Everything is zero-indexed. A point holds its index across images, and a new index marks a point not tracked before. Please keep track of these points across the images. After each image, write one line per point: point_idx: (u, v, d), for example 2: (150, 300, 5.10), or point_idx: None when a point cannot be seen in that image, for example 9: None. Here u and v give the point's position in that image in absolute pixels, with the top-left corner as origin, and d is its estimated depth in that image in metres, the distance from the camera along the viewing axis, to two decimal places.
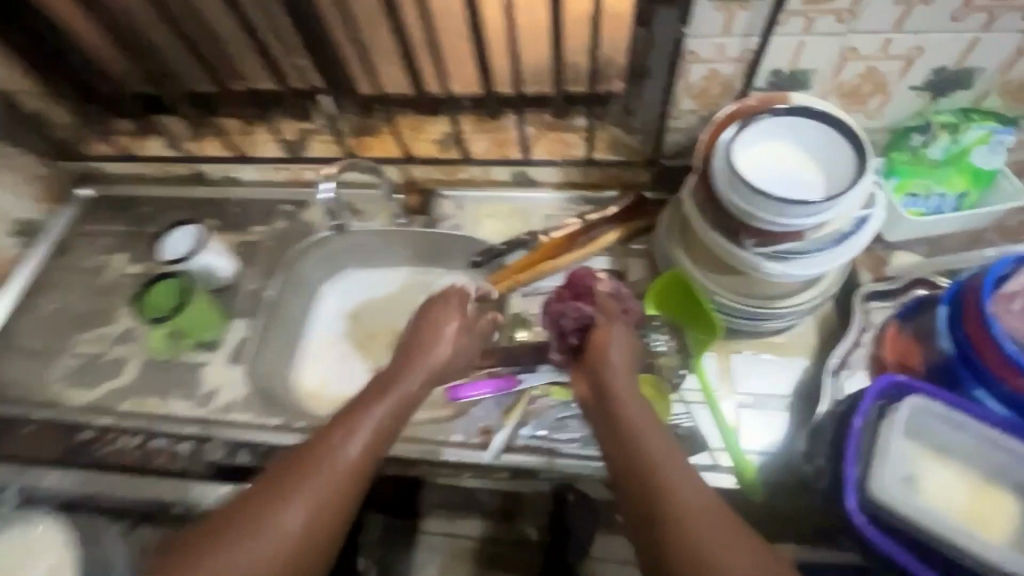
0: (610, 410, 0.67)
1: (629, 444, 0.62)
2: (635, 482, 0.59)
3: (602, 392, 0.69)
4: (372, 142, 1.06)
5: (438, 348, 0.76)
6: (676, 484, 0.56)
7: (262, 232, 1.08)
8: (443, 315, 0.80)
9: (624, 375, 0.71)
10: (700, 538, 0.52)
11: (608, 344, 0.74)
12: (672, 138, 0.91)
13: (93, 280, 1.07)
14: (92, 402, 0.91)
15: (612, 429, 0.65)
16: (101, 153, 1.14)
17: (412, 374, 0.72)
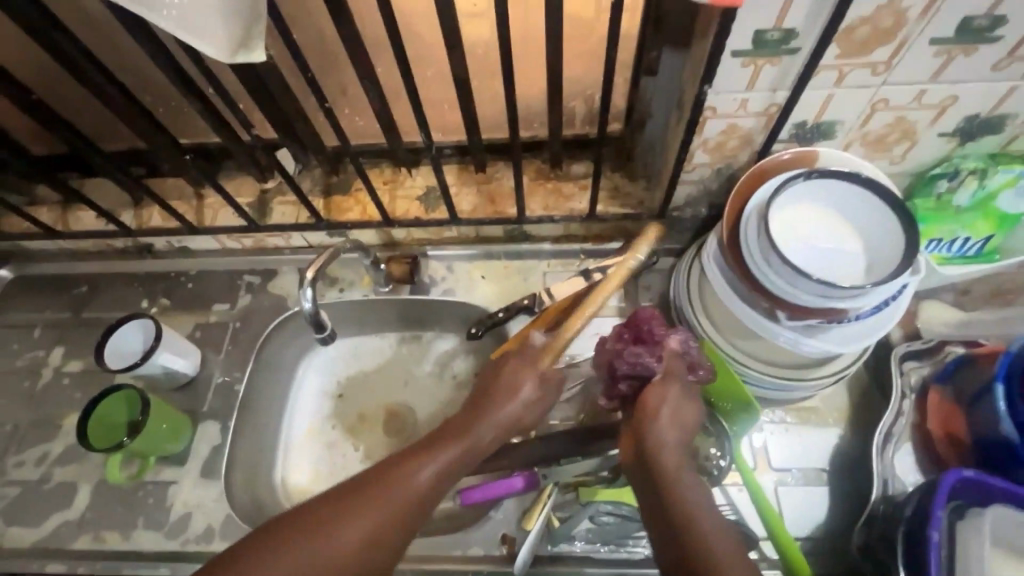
0: (658, 485, 0.58)
1: (681, 508, 0.56)
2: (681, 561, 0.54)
3: (647, 459, 0.60)
4: (344, 200, 0.94)
5: (506, 399, 0.65)
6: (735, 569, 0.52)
7: (224, 311, 0.94)
8: (519, 367, 0.68)
9: (674, 450, 0.61)
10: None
11: (660, 437, 0.61)
12: (685, 190, 0.82)
13: (25, 384, 0.91)
14: (41, 541, 0.78)
15: (664, 490, 0.58)
16: (21, 228, 0.98)
17: (479, 428, 0.63)
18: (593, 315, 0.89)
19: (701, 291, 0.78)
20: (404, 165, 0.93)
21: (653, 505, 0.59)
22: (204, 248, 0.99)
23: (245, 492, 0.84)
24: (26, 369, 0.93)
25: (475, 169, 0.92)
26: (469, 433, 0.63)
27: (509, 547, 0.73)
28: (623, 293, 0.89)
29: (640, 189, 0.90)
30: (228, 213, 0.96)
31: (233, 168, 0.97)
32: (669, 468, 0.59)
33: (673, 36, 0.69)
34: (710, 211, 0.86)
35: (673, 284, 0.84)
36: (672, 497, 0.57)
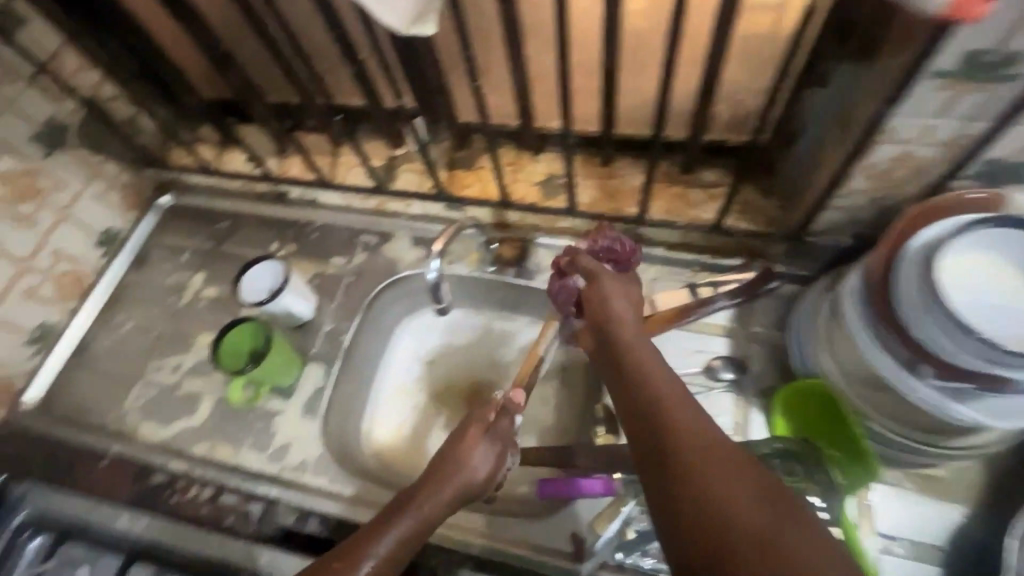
0: (648, 408, 0.52)
1: (675, 428, 0.49)
2: (676, 488, 0.45)
3: (634, 380, 0.55)
4: (465, 176, 0.97)
5: (458, 470, 0.66)
6: (745, 502, 0.42)
7: (341, 265, 1.00)
8: (468, 428, 0.70)
9: (659, 374, 0.55)
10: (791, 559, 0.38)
11: (621, 319, 0.63)
12: (828, 216, 0.76)
13: (170, 300, 1.03)
14: (167, 440, 0.89)
15: (651, 411, 0.51)
16: (185, 163, 1.10)
17: (432, 500, 0.63)
18: (698, 331, 0.85)
19: (829, 327, 0.72)
20: (529, 149, 0.94)
21: (638, 430, 0.51)
22: (332, 202, 1.06)
23: (338, 435, 0.90)
24: (172, 287, 1.05)
25: (600, 163, 0.91)
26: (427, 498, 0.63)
27: (577, 545, 0.73)
28: (733, 313, 0.85)
29: (774, 207, 0.84)
30: (358, 173, 1.02)
31: (368, 132, 1.02)
32: (659, 390, 0.53)
33: (855, 46, 0.63)
34: (853, 242, 0.78)
35: (796, 314, 0.79)
36: (665, 420, 0.50)
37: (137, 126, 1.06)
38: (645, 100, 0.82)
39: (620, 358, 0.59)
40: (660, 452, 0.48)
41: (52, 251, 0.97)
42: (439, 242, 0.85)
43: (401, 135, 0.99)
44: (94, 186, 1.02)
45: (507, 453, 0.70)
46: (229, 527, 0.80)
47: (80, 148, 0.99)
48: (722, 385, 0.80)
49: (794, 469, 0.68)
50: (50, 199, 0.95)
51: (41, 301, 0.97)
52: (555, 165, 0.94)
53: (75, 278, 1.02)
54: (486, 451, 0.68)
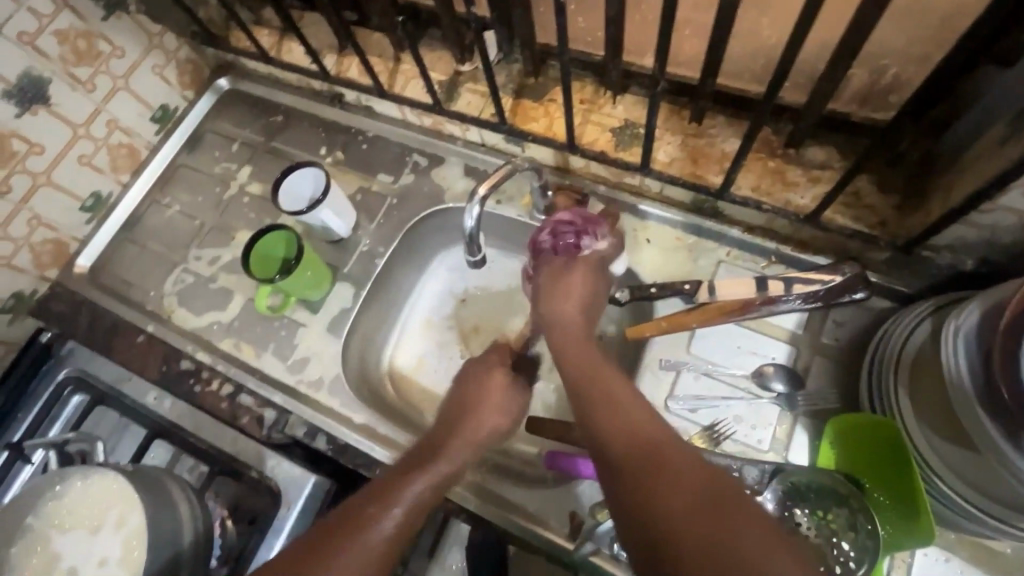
0: (607, 400, 0.58)
1: (629, 416, 0.55)
2: (629, 458, 0.51)
3: (587, 381, 0.61)
4: (532, 107, 0.86)
5: (484, 418, 0.70)
6: (686, 462, 0.48)
7: (387, 183, 0.95)
8: (491, 377, 0.74)
9: (613, 377, 0.61)
10: (727, 505, 0.44)
11: (567, 323, 0.71)
12: (958, 231, 0.62)
13: (216, 190, 1.02)
14: (198, 329, 0.90)
15: (609, 404, 0.57)
16: (244, 45, 1.04)
17: (462, 442, 0.67)
18: (757, 330, 0.75)
19: (918, 366, 0.61)
20: (610, 88, 0.81)
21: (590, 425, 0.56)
22: (387, 114, 0.98)
23: (357, 358, 0.89)
24: (219, 177, 1.03)
25: (688, 117, 0.78)
26: (470, 434, 0.68)
27: (574, 526, 0.71)
28: (803, 319, 0.74)
29: (888, 205, 0.70)
30: (417, 86, 0.92)
31: (435, 40, 0.91)
32: (617, 389, 0.59)
33: None
34: (978, 267, 0.64)
35: (880, 337, 0.68)
36: (622, 411, 0.56)
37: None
38: (761, 49, 0.67)
39: (577, 361, 0.65)
40: (616, 429, 0.54)
41: (107, 120, 0.96)
42: (485, 184, 0.74)
43: (470, 48, 0.88)
44: (152, 58, 0.99)
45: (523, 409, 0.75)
46: (243, 426, 0.82)
47: (139, 14, 0.94)
48: (770, 396, 0.72)
49: (826, 510, 0.63)
50: (107, 66, 0.93)
51: (95, 170, 0.97)
52: (636, 111, 0.81)
53: (130, 151, 1.01)
54: (513, 399, 0.73)
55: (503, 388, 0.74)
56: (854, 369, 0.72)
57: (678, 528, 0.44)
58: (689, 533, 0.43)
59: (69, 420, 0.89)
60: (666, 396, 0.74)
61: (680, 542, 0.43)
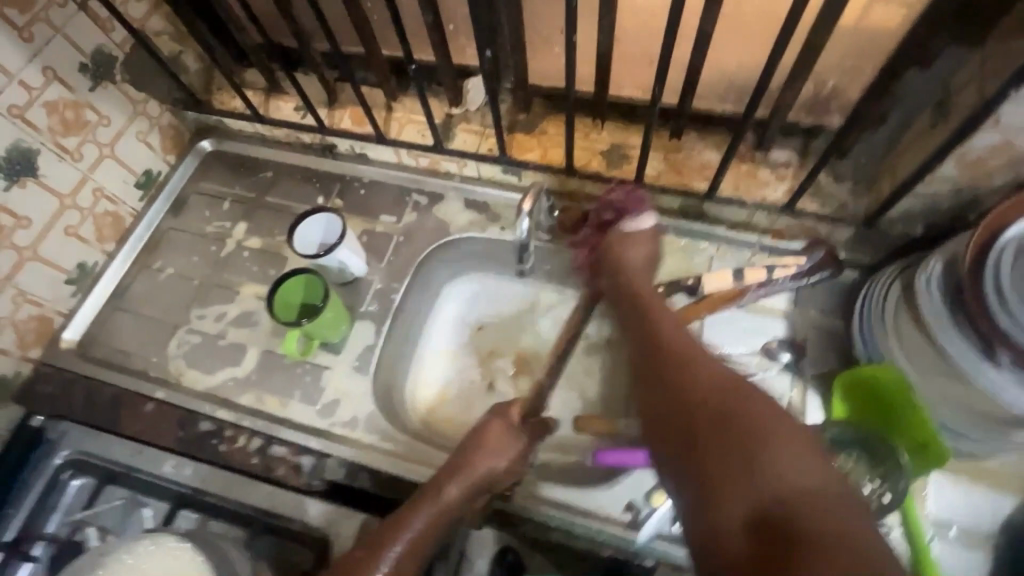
0: (668, 359, 0.68)
1: (683, 374, 0.65)
2: (670, 380, 0.66)
3: (657, 347, 0.71)
4: (525, 139, 0.94)
5: (482, 460, 0.72)
6: (735, 405, 0.59)
7: (390, 223, 0.99)
8: (496, 425, 0.76)
9: (682, 338, 0.71)
10: (764, 437, 0.55)
11: (632, 272, 0.84)
12: (907, 203, 0.75)
13: (211, 248, 1.01)
14: (212, 388, 0.87)
15: (672, 362, 0.67)
16: (228, 106, 1.06)
17: (451, 483, 0.70)
18: (756, 312, 0.85)
19: (900, 316, 0.72)
20: (594, 116, 0.92)
21: (654, 375, 0.68)
22: (381, 159, 1.03)
23: (384, 394, 0.89)
24: (214, 236, 1.02)
25: (668, 135, 0.89)
26: (466, 470, 0.71)
27: (632, 515, 0.74)
28: (793, 296, 0.85)
29: (845, 191, 0.83)
30: (413, 130, 0.98)
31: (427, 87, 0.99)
32: (682, 348, 0.69)
33: (967, 28, 0.61)
34: (924, 233, 0.78)
35: (861, 301, 0.79)
36: (685, 366, 0.66)
37: (181, 63, 1.02)
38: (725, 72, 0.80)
39: (647, 332, 0.74)
40: (674, 387, 0.64)
41: (93, 189, 0.94)
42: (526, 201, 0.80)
43: (461, 92, 0.96)
44: (136, 125, 0.99)
45: (529, 451, 0.77)
46: (279, 478, 0.79)
47: (124, 82, 0.95)
48: (779, 366, 0.81)
49: (857, 454, 0.70)
50: (94, 134, 0.92)
51: (80, 241, 0.94)
52: (620, 134, 0.92)
53: (114, 219, 0.99)
54: (514, 442, 0.75)
55: (507, 430, 0.76)
56: (843, 333, 0.82)
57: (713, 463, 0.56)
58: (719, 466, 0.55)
59: (73, 508, 0.82)
60: None
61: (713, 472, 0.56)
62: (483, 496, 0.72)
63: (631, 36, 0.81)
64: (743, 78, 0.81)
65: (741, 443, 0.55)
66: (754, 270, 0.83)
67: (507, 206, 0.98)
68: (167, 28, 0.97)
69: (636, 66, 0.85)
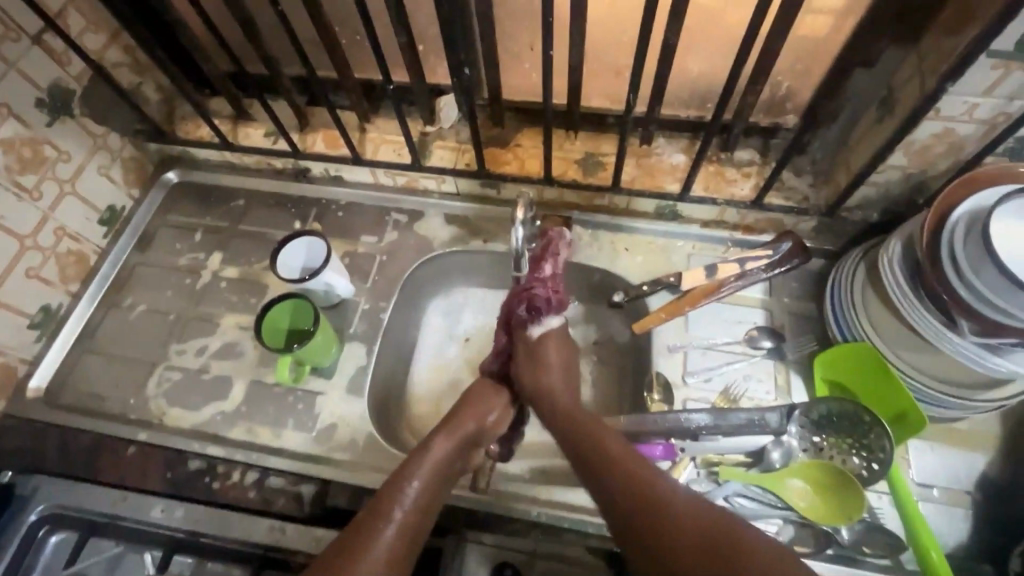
0: (617, 478, 0.63)
1: (640, 493, 0.61)
2: (630, 506, 0.61)
3: (599, 463, 0.66)
4: (501, 153, 0.96)
5: (468, 415, 0.75)
6: (704, 529, 0.56)
7: (372, 243, 0.99)
8: (479, 388, 0.80)
9: (621, 448, 0.67)
10: (738, 558, 0.53)
11: (557, 396, 0.76)
12: (864, 191, 0.81)
13: (185, 281, 0.98)
14: (199, 425, 0.84)
15: (623, 479, 0.63)
16: (194, 136, 1.04)
17: (446, 437, 0.72)
18: (735, 303, 0.89)
19: (868, 294, 0.77)
20: (567, 128, 0.95)
21: (609, 502, 0.63)
22: (358, 180, 1.03)
23: (380, 416, 0.88)
24: (187, 268, 0.99)
25: (639, 141, 0.93)
26: (461, 421, 0.74)
27: None
28: (767, 286, 0.90)
29: (806, 184, 0.88)
30: (389, 149, 0.99)
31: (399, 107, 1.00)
32: (626, 459, 0.65)
33: (903, 31, 0.68)
34: (880, 218, 0.84)
35: (831, 285, 0.84)
36: (638, 484, 0.62)
37: (142, 95, 0.99)
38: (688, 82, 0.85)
39: (589, 437, 0.69)
40: (630, 503, 0.61)
41: (54, 227, 0.90)
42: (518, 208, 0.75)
43: (435, 110, 0.98)
44: (97, 159, 0.96)
45: (509, 409, 0.81)
46: (279, 511, 0.77)
47: (83, 116, 0.92)
48: (761, 353, 0.85)
49: (842, 433, 0.75)
50: (54, 171, 0.88)
51: (43, 283, 0.90)
52: (593, 143, 0.95)
53: (78, 257, 0.95)
54: (495, 397, 0.80)
55: (488, 393, 0.80)
56: (817, 317, 0.87)
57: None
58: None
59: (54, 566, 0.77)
60: (681, 375, 0.84)
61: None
62: (474, 452, 0.75)
63: (598, 50, 0.85)
64: (705, 84, 0.86)
65: (723, 571, 0.52)
66: (726, 265, 0.87)
67: (488, 219, 0.99)
68: (127, 60, 0.95)
69: (604, 78, 0.89)
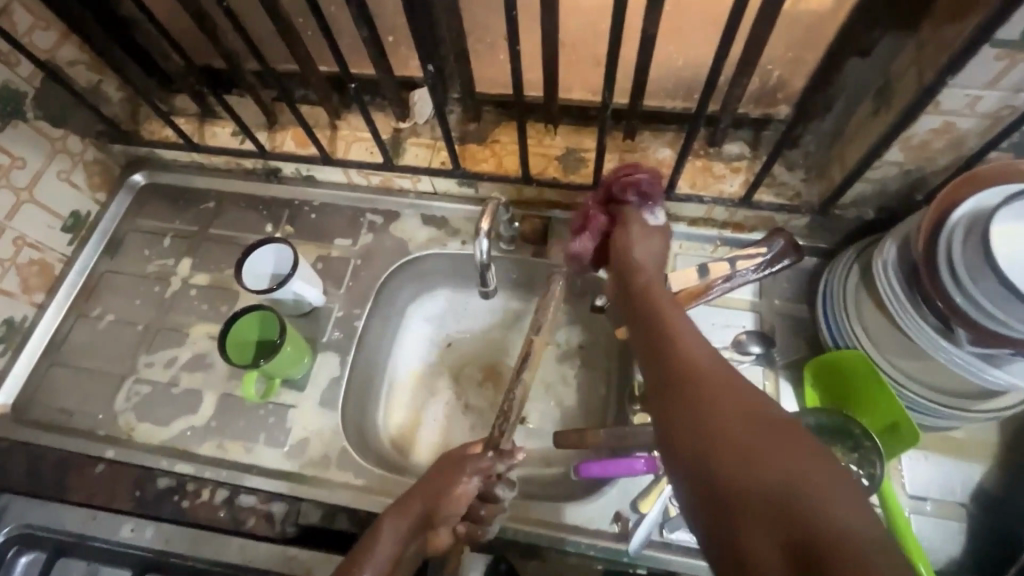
0: (689, 378, 0.55)
1: (715, 395, 0.52)
2: (682, 382, 0.55)
3: (676, 362, 0.58)
4: (478, 149, 0.91)
5: (422, 499, 0.68)
6: (779, 431, 0.47)
7: (346, 247, 0.95)
8: (441, 463, 0.72)
9: (707, 354, 0.58)
10: (808, 465, 0.43)
11: (649, 275, 0.73)
12: (858, 188, 0.76)
13: (154, 289, 0.94)
14: (168, 441, 0.82)
15: (701, 379, 0.54)
16: (158, 136, 0.99)
17: (391, 526, 0.66)
18: (723, 307, 0.85)
19: (861, 297, 0.73)
20: (547, 122, 0.90)
21: (677, 396, 0.54)
22: (330, 180, 0.98)
23: (356, 427, 0.85)
24: (155, 275, 0.95)
25: (623, 136, 0.88)
26: (410, 509, 0.68)
27: (622, 526, 0.73)
28: (757, 287, 0.86)
29: (798, 180, 0.84)
30: (361, 147, 0.94)
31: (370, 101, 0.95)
32: (713, 367, 0.55)
33: (900, 17, 0.63)
34: (877, 215, 0.79)
35: (824, 287, 0.80)
36: (721, 387, 0.53)
37: (102, 94, 0.95)
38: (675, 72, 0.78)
39: (658, 329, 0.64)
40: (681, 380, 0.55)
41: (12, 237, 0.86)
42: (485, 219, 0.76)
43: (408, 105, 0.93)
44: (57, 164, 0.91)
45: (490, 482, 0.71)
46: (250, 530, 0.75)
47: (38, 119, 0.88)
48: (750, 359, 0.81)
49: (835, 442, 0.71)
50: (8, 178, 0.84)
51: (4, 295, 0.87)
52: (574, 138, 0.90)
53: (42, 267, 0.92)
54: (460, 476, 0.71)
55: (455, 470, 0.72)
56: (808, 320, 0.83)
57: (751, 487, 0.44)
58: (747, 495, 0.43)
59: None
60: None
61: (744, 507, 0.43)
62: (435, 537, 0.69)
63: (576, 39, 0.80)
64: (691, 74, 0.81)
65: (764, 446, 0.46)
66: (716, 265, 0.82)
67: (466, 219, 0.95)
68: (82, 58, 0.90)
69: (584, 69, 0.83)
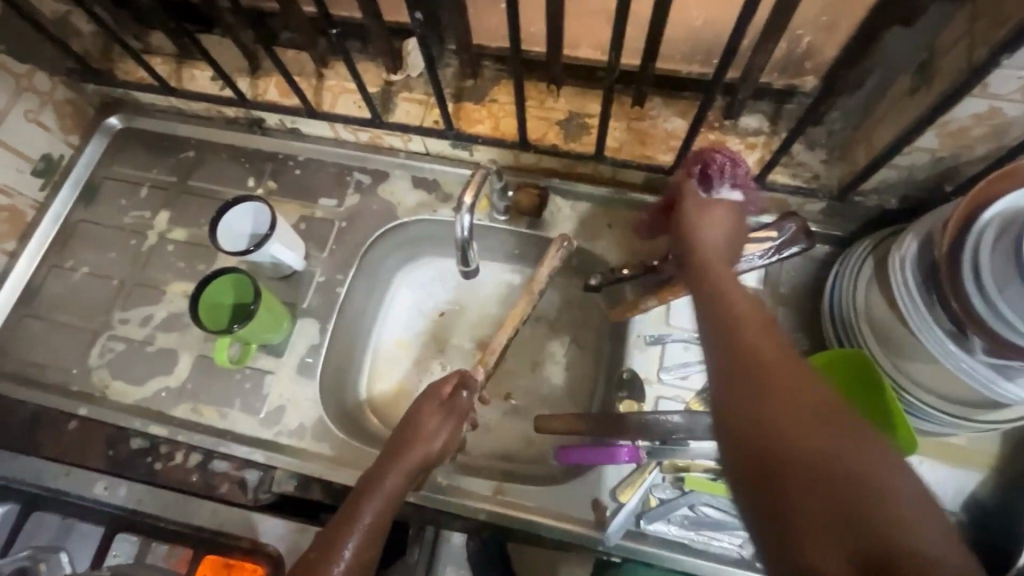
0: (759, 382, 0.49)
1: (789, 397, 0.47)
2: (756, 381, 0.49)
3: (747, 360, 0.51)
4: (473, 109, 0.84)
5: (418, 443, 0.67)
6: (866, 447, 0.42)
7: (331, 208, 0.89)
8: (424, 407, 0.71)
9: (773, 347, 0.52)
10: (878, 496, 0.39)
11: (709, 250, 0.66)
12: (883, 174, 0.69)
13: (130, 242, 0.90)
14: (142, 402, 0.80)
15: (760, 373, 0.49)
16: (133, 76, 0.92)
17: (394, 473, 0.65)
18: None
19: (871, 294, 0.69)
20: (550, 83, 0.83)
21: (736, 392, 0.49)
22: (316, 134, 0.92)
23: (335, 398, 0.83)
24: (132, 228, 0.91)
25: (630, 102, 0.81)
26: (405, 450, 0.67)
27: (600, 514, 0.71)
28: (763, 275, 0.80)
29: (818, 160, 0.77)
30: (348, 101, 0.87)
31: (359, 50, 0.87)
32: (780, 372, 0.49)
33: None
34: (899, 204, 0.73)
35: (833, 279, 0.75)
36: (784, 388, 0.47)
37: (70, 28, 0.87)
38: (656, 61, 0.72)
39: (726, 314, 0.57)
40: (753, 380, 0.49)
41: None
42: (467, 192, 0.70)
43: (400, 55, 0.85)
44: (23, 103, 0.85)
45: (461, 426, 0.72)
46: (222, 496, 0.75)
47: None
48: None
49: None
50: None
51: None
52: (578, 101, 0.83)
53: (11, 214, 0.88)
54: (443, 422, 0.70)
55: (436, 412, 0.71)
56: (813, 313, 0.79)
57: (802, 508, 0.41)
58: (821, 525, 0.39)
59: None
60: (656, 371, 0.77)
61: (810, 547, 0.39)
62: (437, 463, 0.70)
63: None
64: (711, 35, 0.72)
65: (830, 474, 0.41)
66: None
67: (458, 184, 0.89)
68: None
69: (594, 24, 0.75)
